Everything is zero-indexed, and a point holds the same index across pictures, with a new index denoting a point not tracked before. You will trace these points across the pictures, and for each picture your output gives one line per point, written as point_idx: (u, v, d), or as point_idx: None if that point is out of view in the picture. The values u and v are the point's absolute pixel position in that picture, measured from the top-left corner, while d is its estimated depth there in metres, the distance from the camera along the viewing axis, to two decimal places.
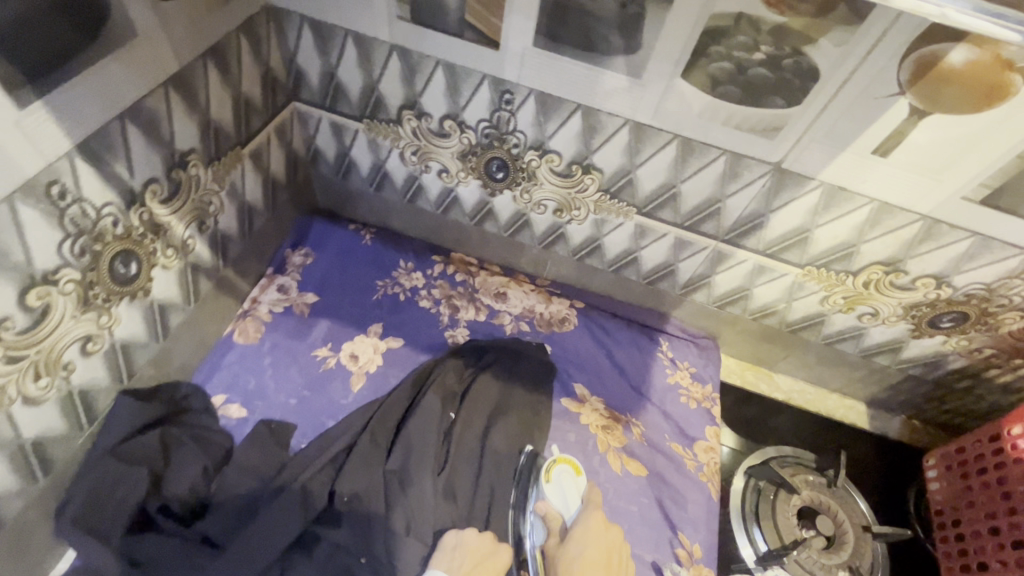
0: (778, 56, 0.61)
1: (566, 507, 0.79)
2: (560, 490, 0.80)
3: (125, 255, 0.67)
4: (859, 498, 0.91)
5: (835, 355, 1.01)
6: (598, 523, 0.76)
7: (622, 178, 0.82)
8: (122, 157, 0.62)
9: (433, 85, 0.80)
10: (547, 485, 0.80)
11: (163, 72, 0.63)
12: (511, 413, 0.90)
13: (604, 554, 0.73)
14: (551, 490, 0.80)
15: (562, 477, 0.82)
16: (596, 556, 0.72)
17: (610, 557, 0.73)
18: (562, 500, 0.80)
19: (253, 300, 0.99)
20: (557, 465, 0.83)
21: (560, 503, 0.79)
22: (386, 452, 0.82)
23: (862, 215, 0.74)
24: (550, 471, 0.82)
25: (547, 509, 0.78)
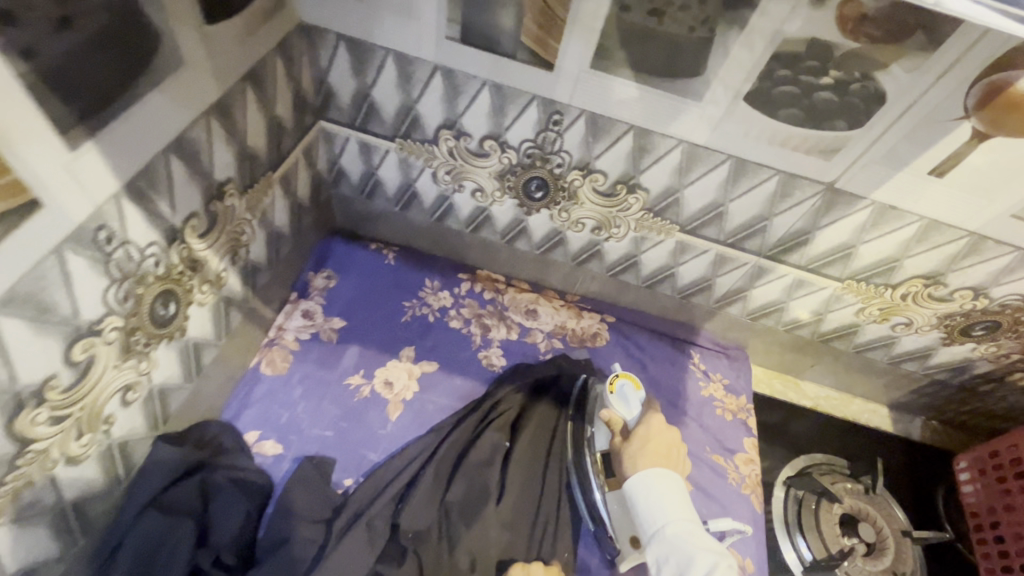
0: (845, 81, 0.61)
1: (628, 414, 0.79)
2: (622, 399, 0.80)
3: (166, 295, 0.63)
4: (897, 505, 0.93)
5: (864, 362, 1.03)
6: (659, 428, 0.77)
7: (667, 197, 0.81)
8: (165, 194, 0.57)
9: (476, 105, 0.77)
10: (609, 394, 0.81)
11: (206, 100, 0.59)
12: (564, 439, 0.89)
13: (664, 448, 0.75)
14: (614, 399, 0.80)
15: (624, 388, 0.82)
16: (657, 450, 0.75)
17: (670, 451, 0.75)
18: (623, 406, 0.80)
19: (278, 328, 0.95)
20: (619, 378, 0.83)
21: (623, 411, 0.80)
22: (443, 486, 0.80)
23: (910, 232, 0.75)
24: (614, 383, 0.82)
25: (610, 415, 0.80)
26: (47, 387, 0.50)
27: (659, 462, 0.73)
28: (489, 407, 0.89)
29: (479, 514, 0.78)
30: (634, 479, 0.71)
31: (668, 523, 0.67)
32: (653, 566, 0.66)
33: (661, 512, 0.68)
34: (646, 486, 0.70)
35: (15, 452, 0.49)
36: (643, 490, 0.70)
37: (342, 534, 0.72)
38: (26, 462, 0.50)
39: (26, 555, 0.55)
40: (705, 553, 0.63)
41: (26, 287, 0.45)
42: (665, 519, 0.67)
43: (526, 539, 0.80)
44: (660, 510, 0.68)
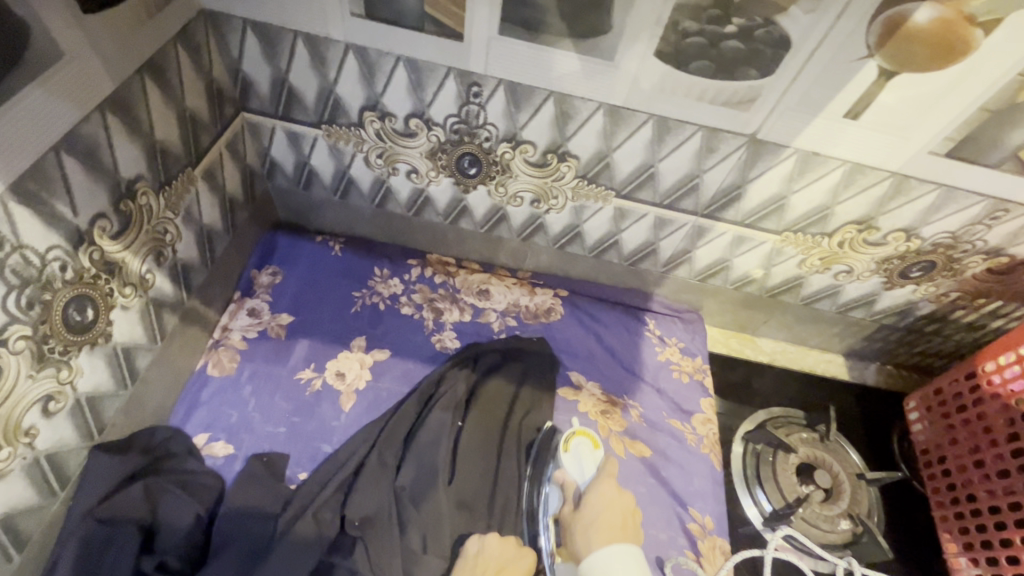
0: (749, 28, 0.61)
1: (581, 476, 0.80)
2: (576, 462, 0.81)
3: (80, 300, 0.61)
4: (851, 450, 0.96)
5: (814, 314, 1.04)
6: (610, 491, 0.76)
7: (598, 162, 0.81)
8: (63, 195, 0.56)
9: (394, 83, 0.76)
10: (564, 454, 0.81)
11: (99, 95, 0.57)
12: (521, 414, 0.90)
13: (619, 516, 0.72)
14: (567, 458, 0.81)
15: (580, 448, 0.83)
16: (611, 522, 0.71)
17: (625, 520, 0.72)
18: (577, 467, 0.80)
19: (224, 329, 0.93)
20: (576, 436, 0.84)
21: (576, 473, 0.80)
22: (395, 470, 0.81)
23: (836, 177, 0.76)
24: (569, 441, 0.83)
25: (563, 477, 0.80)
26: None
27: (617, 536, 0.69)
28: (443, 386, 0.89)
29: (428, 493, 0.79)
30: (592, 556, 0.68)
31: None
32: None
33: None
34: (605, 562, 0.66)
35: None
36: (603, 568, 0.66)
37: (294, 525, 0.72)
38: None
39: None
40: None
41: None
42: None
43: (482, 517, 0.80)
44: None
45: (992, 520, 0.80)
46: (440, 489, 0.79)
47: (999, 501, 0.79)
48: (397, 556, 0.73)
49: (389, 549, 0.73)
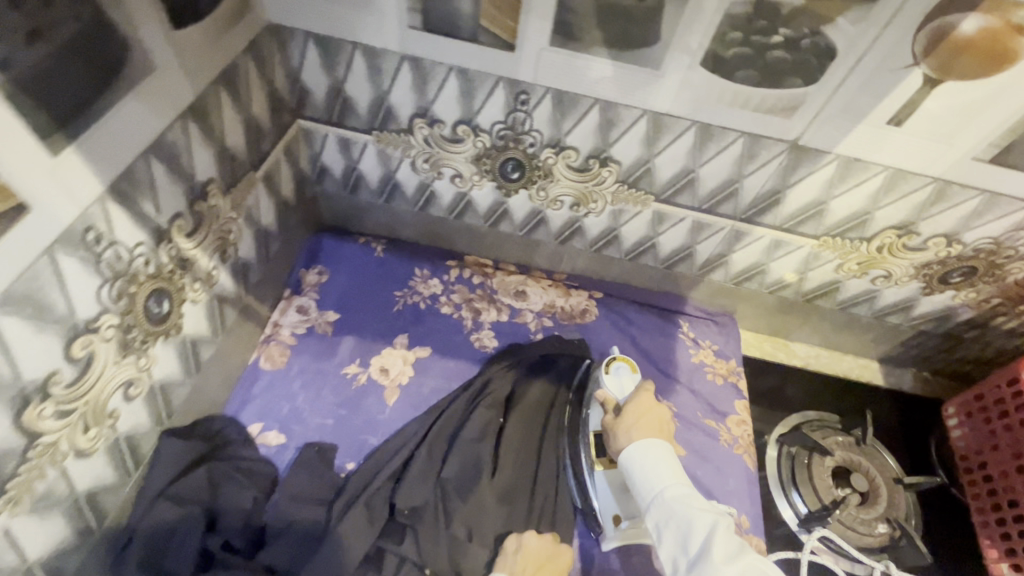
0: (795, 38, 0.63)
1: (622, 395, 0.79)
2: (617, 381, 0.80)
3: (159, 293, 0.66)
4: (887, 455, 0.96)
5: (849, 319, 1.04)
6: (650, 404, 0.75)
7: (640, 168, 0.83)
8: (149, 196, 0.60)
9: (445, 92, 0.79)
10: (604, 374, 0.80)
11: (182, 103, 0.62)
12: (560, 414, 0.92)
13: (656, 420, 0.73)
14: (607, 380, 0.80)
15: (620, 370, 0.82)
16: (649, 423, 0.73)
17: (662, 425, 0.73)
18: (617, 387, 0.79)
19: (274, 325, 0.98)
20: (616, 360, 0.82)
21: (616, 392, 0.79)
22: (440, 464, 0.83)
23: (877, 182, 0.77)
24: (610, 365, 0.81)
25: (604, 396, 0.80)
26: (51, 381, 0.53)
27: (654, 434, 0.71)
28: (484, 385, 0.92)
29: (471, 487, 0.81)
30: (629, 452, 0.70)
31: (666, 488, 0.66)
32: (653, 531, 0.65)
33: (657, 478, 0.67)
34: (641, 457, 0.68)
35: (25, 445, 0.52)
36: (640, 461, 0.68)
37: (345, 512, 0.76)
38: (37, 454, 0.53)
39: (45, 545, 0.58)
40: (705, 514, 0.62)
41: (22, 287, 0.48)
42: (662, 485, 0.66)
43: (523, 510, 0.82)
44: (657, 476, 0.67)
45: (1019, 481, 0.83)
46: (484, 484, 0.81)
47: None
48: (444, 546, 0.76)
49: (436, 539, 0.76)
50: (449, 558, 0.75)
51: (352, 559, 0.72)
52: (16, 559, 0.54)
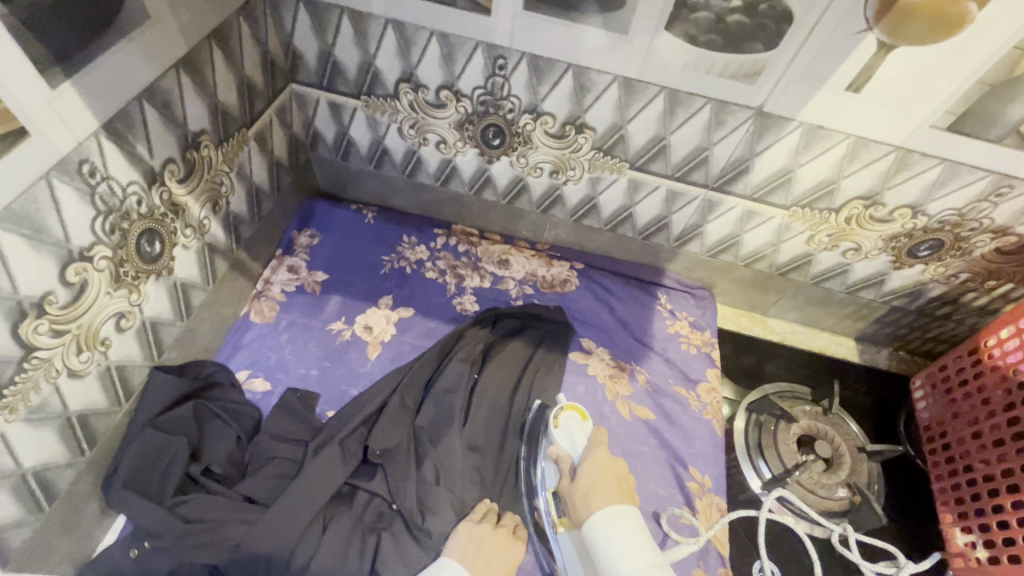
0: (753, 3, 0.66)
1: (575, 449, 0.77)
2: (567, 434, 0.78)
3: (150, 233, 0.71)
4: (852, 423, 0.99)
5: (823, 293, 1.07)
6: (604, 461, 0.71)
7: (613, 135, 0.87)
8: (143, 138, 0.65)
9: (428, 56, 0.84)
10: (553, 429, 0.79)
11: (175, 54, 0.66)
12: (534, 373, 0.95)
13: (615, 478, 0.69)
14: (558, 435, 0.79)
15: (570, 422, 0.81)
16: (607, 485, 0.68)
17: (621, 481, 0.69)
18: (569, 442, 0.78)
19: (265, 282, 1.03)
20: (565, 410, 0.81)
21: (568, 446, 0.77)
22: (415, 412, 0.88)
23: (841, 150, 0.79)
24: (559, 417, 0.81)
25: (557, 453, 0.77)
26: (46, 300, 0.58)
27: (615, 498, 0.66)
28: (462, 342, 0.96)
29: (442, 434, 0.85)
30: (591, 521, 0.65)
31: (634, 572, 0.59)
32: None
33: (626, 560, 0.60)
34: (605, 536, 0.62)
35: (22, 355, 0.57)
36: (603, 540, 0.62)
37: (321, 450, 0.80)
38: (32, 366, 0.58)
39: (40, 455, 0.63)
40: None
41: (21, 206, 0.53)
42: (632, 568, 0.59)
43: (492, 459, 0.86)
44: (625, 557, 0.60)
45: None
46: (455, 432, 0.85)
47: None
48: (412, 486, 0.81)
49: (405, 479, 0.81)
50: (415, 499, 0.80)
51: (326, 492, 0.77)
52: (11, 462, 0.60)
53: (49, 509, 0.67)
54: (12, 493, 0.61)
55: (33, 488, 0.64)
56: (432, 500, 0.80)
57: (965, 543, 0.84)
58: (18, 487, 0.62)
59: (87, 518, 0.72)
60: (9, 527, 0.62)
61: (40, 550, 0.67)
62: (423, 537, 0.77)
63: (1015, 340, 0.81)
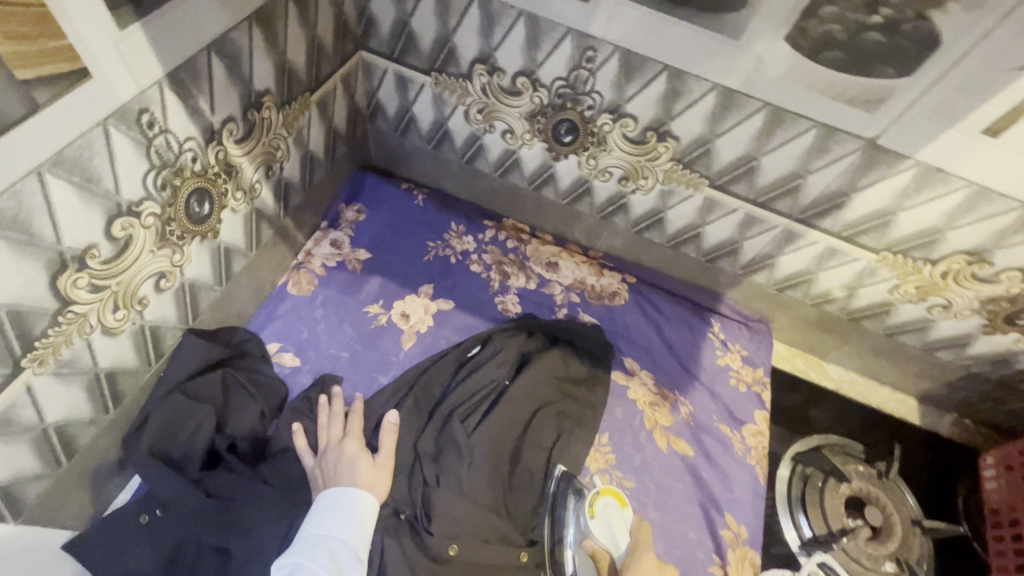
0: (897, 20, 0.58)
1: (614, 546, 0.69)
2: (606, 526, 0.70)
3: (201, 193, 0.67)
4: (909, 495, 0.92)
5: (894, 347, 0.98)
6: (652, 568, 0.64)
7: (698, 148, 0.80)
8: (206, 92, 0.61)
9: (512, 37, 0.77)
10: (591, 522, 0.70)
11: (249, 6, 0.62)
12: (570, 389, 0.90)
13: None
14: (597, 528, 0.70)
15: (607, 510, 0.71)
16: None
17: None
18: (610, 534, 0.70)
19: (307, 253, 0.99)
20: (600, 496, 0.72)
21: (609, 541, 0.69)
22: (427, 417, 0.83)
23: (956, 199, 0.71)
24: (593, 505, 0.71)
25: (593, 548, 0.70)
26: (88, 254, 0.55)
27: None
28: (490, 347, 0.90)
29: (449, 442, 0.80)
30: None
31: None
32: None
33: None
34: None
35: (57, 308, 0.54)
36: None
37: (342, 439, 0.76)
38: (67, 320, 0.55)
39: (64, 410, 0.61)
40: None
41: (74, 152, 0.49)
42: None
43: (505, 472, 0.80)
44: None
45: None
46: (459, 440, 0.79)
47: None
48: (419, 486, 0.77)
49: (407, 482, 0.77)
50: (422, 500, 0.75)
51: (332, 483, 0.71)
52: (35, 416, 0.57)
53: (67, 464, 0.64)
54: (32, 446, 0.59)
55: (54, 442, 0.61)
56: (436, 499, 0.74)
57: None
58: (40, 439, 0.60)
59: (103, 476, 0.70)
60: (25, 481, 0.60)
61: (54, 504, 0.65)
62: (427, 538, 0.72)
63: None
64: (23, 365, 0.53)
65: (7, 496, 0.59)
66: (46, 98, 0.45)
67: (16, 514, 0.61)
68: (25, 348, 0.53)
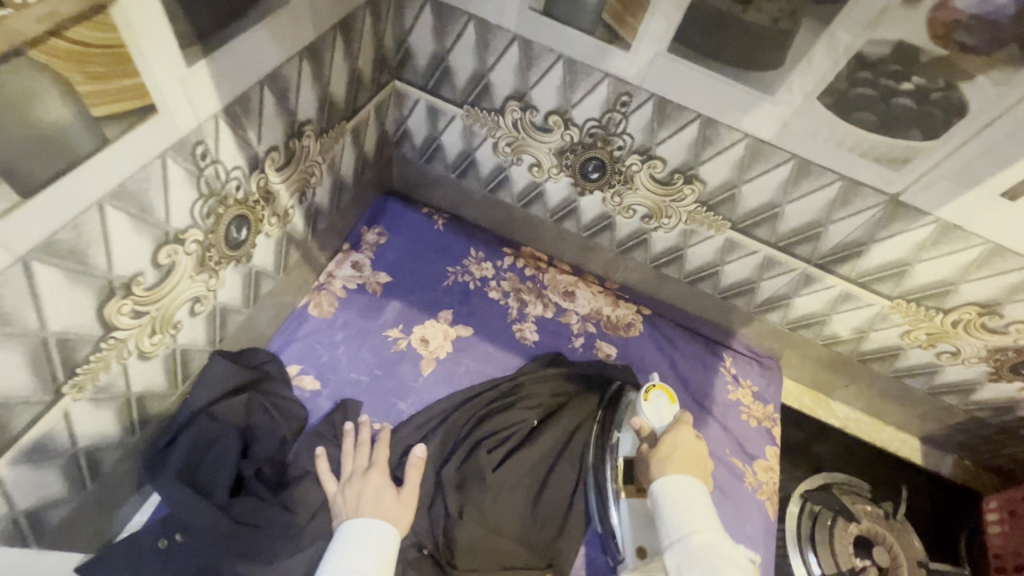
0: (927, 89, 0.60)
1: (657, 423, 0.79)
2: (654, 409, 0.80)
3: (240, 219, 0.67)
4: (914, 534, 0.94)
5: (901, 389, 1.00)
6: (687, 438, 0.75)
7: (723, 192, 0.82)
8: (255, 123, 0.62)
9: (548, 78, 0.80)
10: (642, 401, 0.80)
11: (301, 41, 0.63)
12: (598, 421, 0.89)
13: (693, 457, 0.73)
14: (645, 408, 0.80)
15: (658, 401, 0.82)
16: (685, 457, 0.72)
17: (699, 461, 0.73)
18: (655, 416, 0.80)
19: (328, 275, 0.99)
20: (655, 388, 0.82)
21: (654, 420, 0.80)
22: (450, 449, 0.84)
23: (972, 255, 0.74)
24: (649, 393, 0.81)
25: (640, 422, 0.80)
26: (134, 282, 0.55)
27: (688, 470, 0.70)
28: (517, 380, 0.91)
29: (474, 471, 0.81)
30: (657, 485, 0.69)
31: (694, 532, 0.63)
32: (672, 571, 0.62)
33: (686, 522, 0.64)
34: (674, 490, 0.67)
35: (100, 335, 0.54)
36: (672, 495, 0.67)
37: (367, 474, 0.74)
38: (108, 346, 0.55)
39: (95, 434, 0.60)
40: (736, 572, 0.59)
41: (132, 184, 0.50)
42: (689, 530, 0.63)
43: (529, 503, 0.81)
44: (686, 519, 0.64)
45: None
46: (485, 474, 0.80)
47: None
48: (443, 515, 0.77)
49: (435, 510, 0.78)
50: (445, 530, 0.76)
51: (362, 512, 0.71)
52: (68, 441, 0.57)
53: (90, 489, 0.64)
54: (61, 471, 0.58)
55: (81, 466, 0.61)
56: (460, 532, 0.75)
57: None
58: (69, 465, 0.59)
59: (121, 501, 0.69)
60: (52, 506, 0.60)
61: (74, 530, 0.64)
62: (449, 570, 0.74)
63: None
64: (63, 392, 0.53)
65: (33, 522, 0.58)
66: (115, 133, 0.46)
67: (38, 541, 0.60)
68: (68, 374, 0.52)
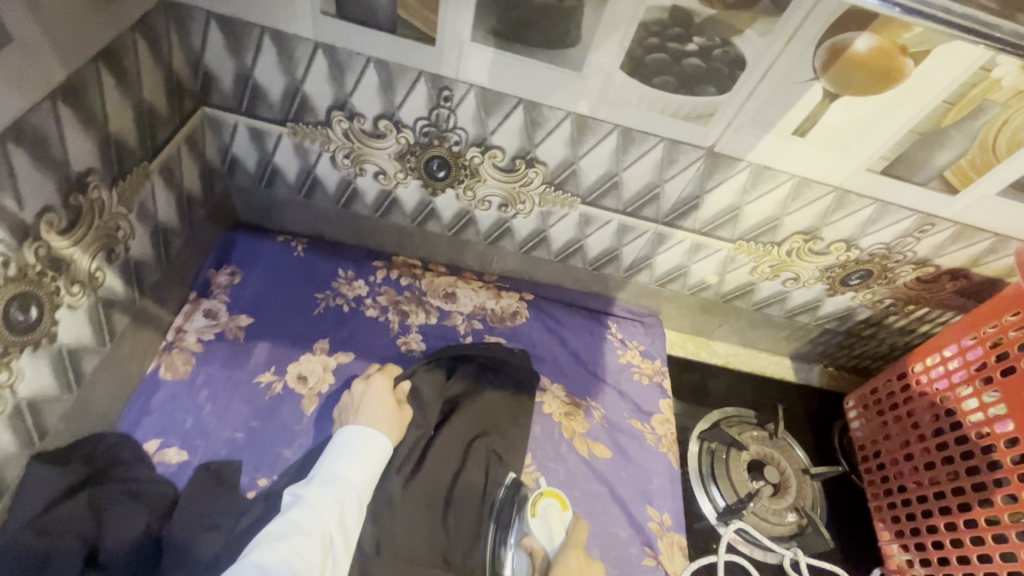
0: (708, 47, 0.65)
1: (550, 540, 0.79)
2: (545, 524, 0.80)
3: (23, 298, 0.58)
4: (797, 447, 1.03)
5: (764, 319, 1.10)
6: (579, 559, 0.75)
7: (565, 170, 0.83)
8: (7, 186, 0.53)
9: (364, 84, 0.76)
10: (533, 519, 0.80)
11: (49, 83, 0.54)
12: (501, 419, 0.91)
13: None
14: (536, 524, 0.80)
15: (549, 510, 0.81)
16: None
17: None
18: (546, 532, 0.79)
19: (177, 330, 0.89)
20: (544, 497, 0.82)
21: (546, 538, 0.79)
22: None
23: (785, 190, 0.81)
24: (537, 505, 0.81)
25: (532, 543, 0.79)
26: None
27: None
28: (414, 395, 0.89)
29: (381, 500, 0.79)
30: None
31: None
32: None
33: None
34: None
35: None
36: None
37: (369, 379, 0.85)
38: None
39: None
40: None
41: None
42: None
43: (438, 516, 0.81)
44: None
45: (959, 572, 0.82)
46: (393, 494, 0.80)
47: (962, 536, 0.82)
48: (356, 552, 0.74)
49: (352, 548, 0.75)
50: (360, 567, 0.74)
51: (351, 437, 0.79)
52: None
53: None
54: None
55: None
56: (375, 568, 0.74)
57: (902, 560, 0.91)
58: None
59: None
60: None
61: None
62: None
63: (957, 360, 0.86)
64: None
65: None
66: None
67: None
68: None
